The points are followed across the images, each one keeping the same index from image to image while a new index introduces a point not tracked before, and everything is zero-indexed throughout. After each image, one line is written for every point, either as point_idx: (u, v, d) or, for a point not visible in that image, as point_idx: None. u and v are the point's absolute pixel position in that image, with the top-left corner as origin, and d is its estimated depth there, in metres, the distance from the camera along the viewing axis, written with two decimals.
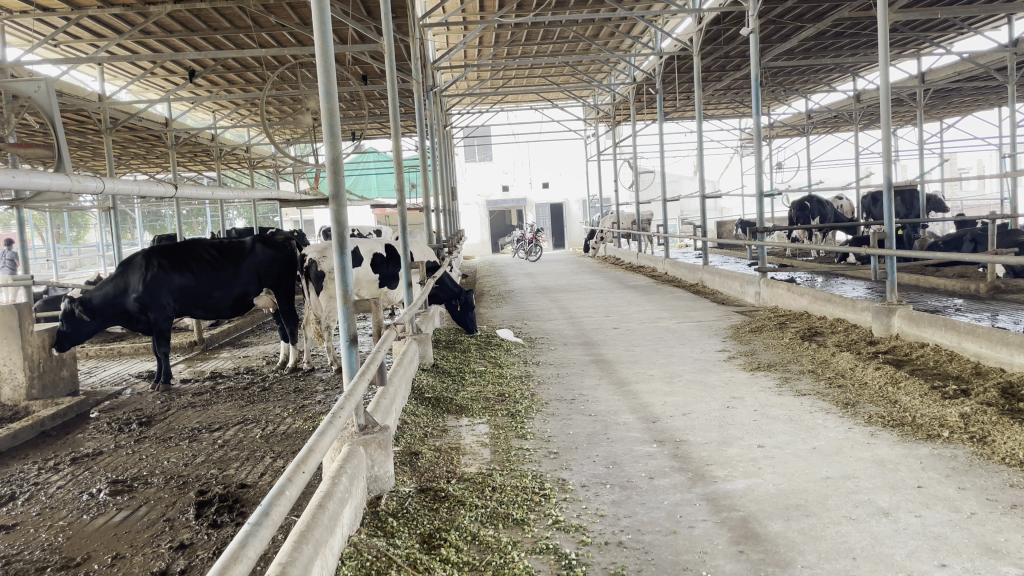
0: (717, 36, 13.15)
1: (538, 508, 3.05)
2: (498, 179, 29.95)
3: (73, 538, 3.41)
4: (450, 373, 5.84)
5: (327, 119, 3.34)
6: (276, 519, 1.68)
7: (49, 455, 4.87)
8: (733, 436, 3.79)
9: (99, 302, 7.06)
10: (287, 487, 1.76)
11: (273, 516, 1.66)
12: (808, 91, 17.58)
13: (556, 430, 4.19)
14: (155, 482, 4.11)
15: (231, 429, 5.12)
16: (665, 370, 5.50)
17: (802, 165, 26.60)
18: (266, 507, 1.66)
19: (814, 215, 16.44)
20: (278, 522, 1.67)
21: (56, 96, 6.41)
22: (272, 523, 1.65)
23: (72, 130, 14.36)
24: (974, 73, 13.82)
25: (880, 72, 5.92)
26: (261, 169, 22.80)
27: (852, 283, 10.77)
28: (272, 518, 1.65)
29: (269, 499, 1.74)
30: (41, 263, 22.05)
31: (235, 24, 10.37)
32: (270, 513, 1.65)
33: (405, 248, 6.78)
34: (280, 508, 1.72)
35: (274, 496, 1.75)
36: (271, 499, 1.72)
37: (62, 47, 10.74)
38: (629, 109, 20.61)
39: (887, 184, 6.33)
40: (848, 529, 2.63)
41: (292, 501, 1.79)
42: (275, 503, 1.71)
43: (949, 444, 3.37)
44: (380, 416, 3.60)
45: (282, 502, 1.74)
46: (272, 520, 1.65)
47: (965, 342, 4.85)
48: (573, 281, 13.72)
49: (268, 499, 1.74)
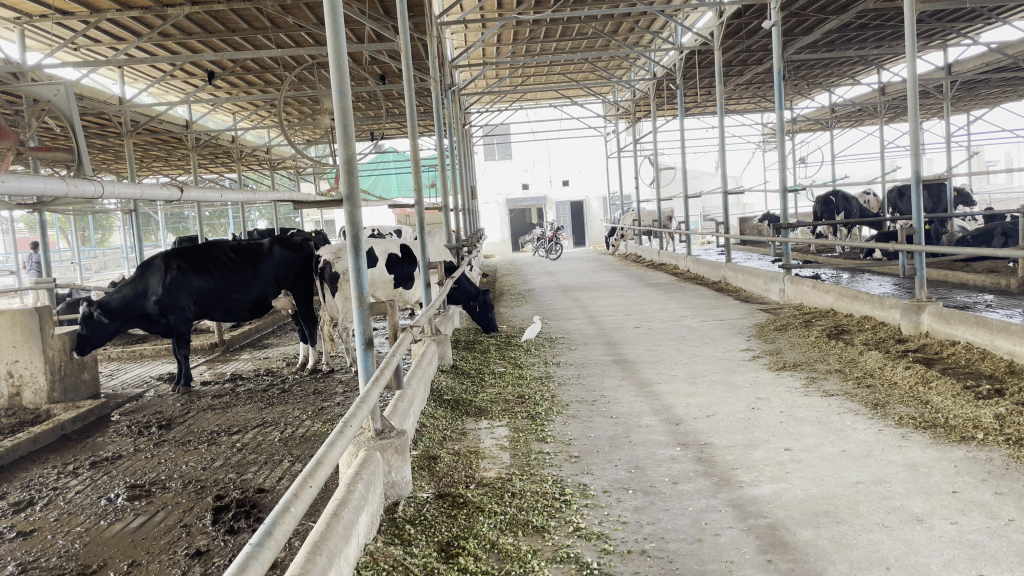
0: (738, 29, 12.94)
1: (559, 515, 2.98)
2: (518, 178, 29.98)
3: (90, 544, 3.41)
4: (469, 374, 5.78)
5: (342, 118, 3.30)
6: (281, 538, 1.61)
7: (69, 458, 4.89)
8: (759, 439, 3.69)
9: (118, 305, 7.08)
10: (292, 503, 1.69)
11: (277, 536, 1.59)
12: (831, 84, 17.28)
13: (577, 432, 4.11)
14: (173, 486, 4.11)
15: (250, 432, 5.11)
16: (688, 370, 5.40)
17: (826, 160, 26.22)
18: (269, 525, 1.59)
19: (840, 210, 16.17)
20: (282, 541, 1.60)
21: (76, 101, 6.47)
22: (276, 542, 1.58)
23: (94, 134, 14.56)
24: (1003, 64, 13.43)
25: (907, 62, 5.68)
26: (281, 170, 22.94)
27: (879, 279, 10.52)
28: (276, 537, 1.58)
29: (273, 516, 1.67)
30: (66, 266, 22.48)
31: (252, 26, 10.42)
32: (274, 532, 1.58)
33: (423, 249, 6.70)
34: (284, 527, 1.65)
35: (279, 512, 1.68)
36: (276, 517, 1.64)
37: (81, 50, 10.88)
38: (649, 105, 20.41)
39: (914, 179, 6.12)
40: (881, 537, 2.52)
41: (298, 518, 1.72)
42: (279, 521, 1.64)
43: (984, 446, 3.25)
44: (397, 419, 3.54)
45: (288, 518, 1.67)
46: (276, 539, 1.57)
47: (998, 340, 4.69)
48: (594, 280, 13.60)
49: (272, 516, 1.67)
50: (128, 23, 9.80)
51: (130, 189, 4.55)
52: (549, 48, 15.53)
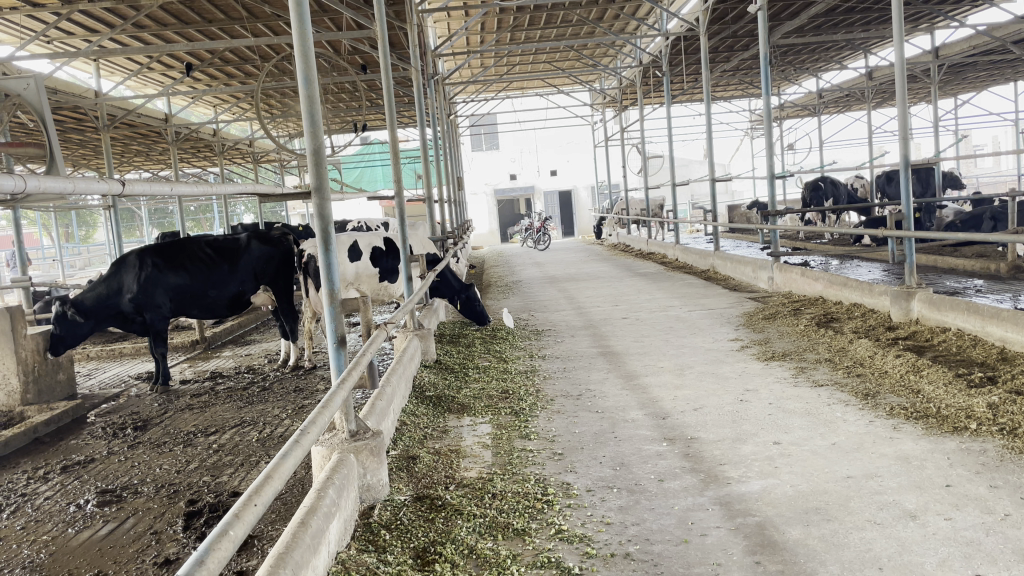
0: (724, 14, 12.77)
1: (540, 517, 2.87)
2: (505, 168, 29.80)
3: (56, 554, 3.27)
4: (452, 369, 5.64)
5: (308, 107, 3.14)
6: (216, 568, 1.44)
7: (40, 463, 4.73)
8: (747, 433, 3.59)
9: (92, 304, 6.88)
10: (232, 526, 1.52)
11: (211, 566, 1.42)
12: (818, 70, 17.23)
13: (561, 428, 4.00)
14: (145, 491, 3.96)
15: (227, 432, 4.97)
16: (675, 362, 5.30)
17: (815, 147, 26.21)
18: (202, 554, 1.42)
19: (829, 196, 16.17)
20: (217, 572, 1.43)
21: (47, 94, 6.30)
22: (208, 575, 1.40)
23: (71, 128, 14.27)
24: (990, 47, 13.37)
25: (895, 43, 5.47)
26: (264, 163, 22.65)
27: (868, 265, 10.46)
28: (209, 567, 1.41)
29: (209, 542, 1.50)
30: (48, 264, 22.25)
31: (229, 16, 10.24)
32: (206, 561, 1.41)
33: (405, 241, 6.51)
34: (222, 554, 1.48)
35: (215, 537, 1.51)
36: (211, 543, 1.48)
37: (55, 43, 10.64)
38: (635, 93, 20.25)
39: (902, 166, 5.96)
40: (873, 535, 2.42)
41: (240, 543, 1.55)
42: (214, 548, 1.47)
43: (977, 437, 3.16)
44: (373, 420, 3.43)
45: (225, 544, 1.51)
46: (209, 571, 1.41)
47: (989, 327, 4.62)
48: (582, 270, 13.49)
49: (208, 542, 1.50)
50: (101, 15, 9.61)
51: (56, 183, 4.31)
52: (534, 36, 15.33)
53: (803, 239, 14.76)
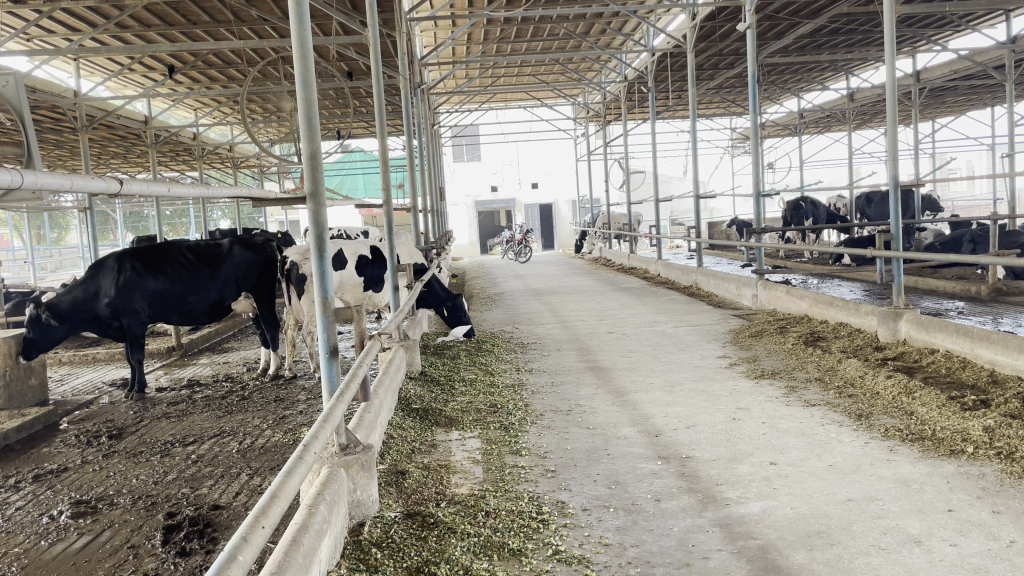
0: (711, 32, 12.90)
1: (536, 536, 2.79)
2: (486, 180, 29.86)
3: (27, 568, 3.12)
4: (438, 382, 5.55)
5: (305, 110, 3.06)
6: None
7: (10, 471, 4.54)
8: (742, 452, 3.55)
9: (67, 308, 6.68)
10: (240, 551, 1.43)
11: None
12: (800, 91, 17.44)
13: (552, 445, 3.93)
14: (122, 502, 3.81)
15: (207, 442, 4.82)
16: (664, 378, 5.26)
17: (795, 166, 26.51)
18: None
19: (808, 216, 16.38)
20: None
21: (27, 92, 6.08)
22: None
23: (46, 128, 13.98)
24: (970, 72, 13.58)
25: (887, 65, 5.49)
26: (244, 169, 22.39)
27: (850, 285, 10.53)
28: None
29: (216, 567, 1.41)
30: (18, 265, 21.74)
31: (214, 18, 10.10)
32: None
33: (392, 250, 6.39)
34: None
35: (223, 563, 1.42)
36: (219, 568, 1.39)
37: (33, 40, 10.43)
38: (619, 108, 20.39)
39: (890, 187, 5.98)
40: (879, 560, 2.39)
41: (248, 568, 1.46)
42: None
43: (975, 460, 3.15)
44: (363, 433, 3.33)
45: (235, 570, 1.41)
46: None
47: (978, 349, 4.64)
48: (565, 283, 13.46)
49: (214, 567, 1.41)
50: (84, 13, 9.44)
51: (53, 179, 4.05)
52: (520, 48, 15.36)
53: (783, 257, 14.88)
